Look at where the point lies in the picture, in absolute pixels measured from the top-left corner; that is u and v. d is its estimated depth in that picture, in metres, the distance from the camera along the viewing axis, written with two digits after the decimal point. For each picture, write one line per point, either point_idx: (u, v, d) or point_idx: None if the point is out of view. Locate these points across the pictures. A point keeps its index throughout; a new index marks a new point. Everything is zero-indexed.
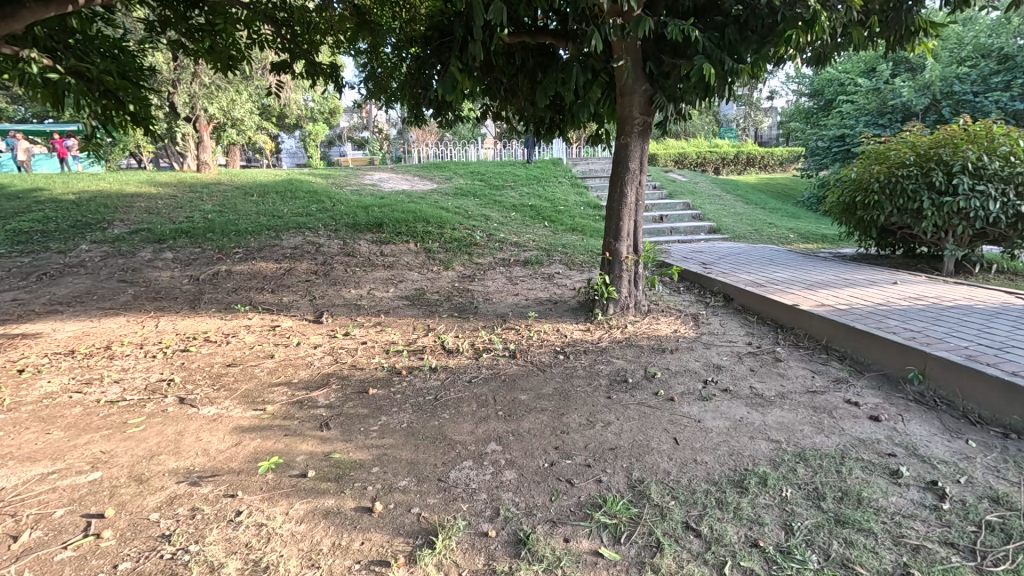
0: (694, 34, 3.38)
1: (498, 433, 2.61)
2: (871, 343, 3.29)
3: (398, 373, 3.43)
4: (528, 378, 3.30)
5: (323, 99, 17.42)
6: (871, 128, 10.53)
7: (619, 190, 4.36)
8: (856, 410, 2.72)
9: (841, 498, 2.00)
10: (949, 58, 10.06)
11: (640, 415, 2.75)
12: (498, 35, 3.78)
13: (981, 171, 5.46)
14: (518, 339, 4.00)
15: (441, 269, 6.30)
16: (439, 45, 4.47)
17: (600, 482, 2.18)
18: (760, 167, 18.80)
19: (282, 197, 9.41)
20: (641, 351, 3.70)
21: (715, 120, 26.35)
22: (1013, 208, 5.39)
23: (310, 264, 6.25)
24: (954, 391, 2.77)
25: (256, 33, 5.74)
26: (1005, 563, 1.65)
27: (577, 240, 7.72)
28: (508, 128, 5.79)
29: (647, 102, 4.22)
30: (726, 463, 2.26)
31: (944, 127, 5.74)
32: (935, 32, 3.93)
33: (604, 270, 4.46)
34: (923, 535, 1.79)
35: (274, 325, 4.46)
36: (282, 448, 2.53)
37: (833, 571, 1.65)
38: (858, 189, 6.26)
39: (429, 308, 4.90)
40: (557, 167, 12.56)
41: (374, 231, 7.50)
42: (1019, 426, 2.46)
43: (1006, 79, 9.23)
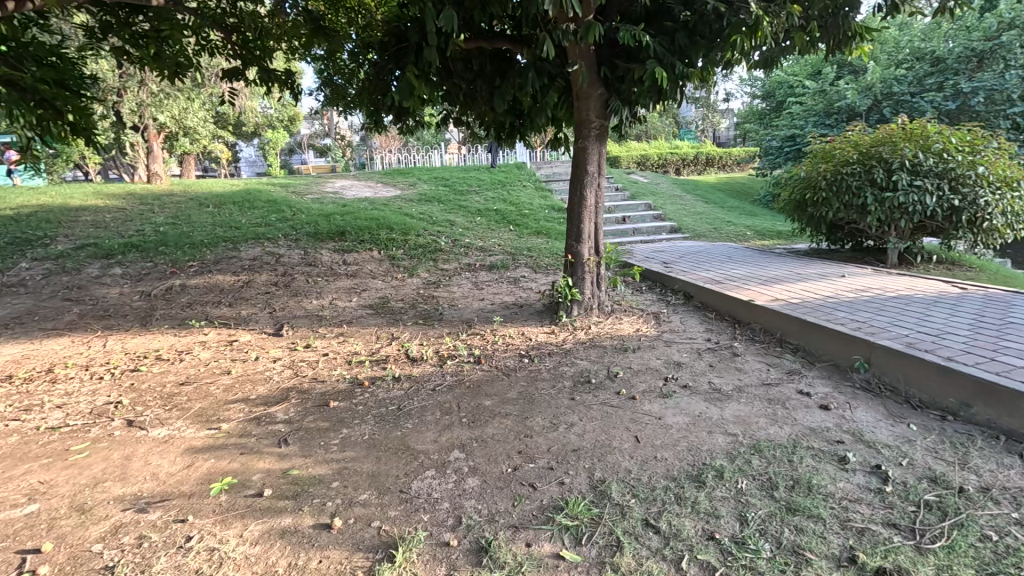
0: (645, 39, 3.46)
1: (461, 440, 2.60)
2: (821, 334, 3.43)
3: (361, 385, 3.36)
4: (492, 383, 3.29)
5: (281, 106, 17.04)
6: (819, 129, 10.94)
7: (579, 193, 4.41)
8: (808, 400, 2.82)
9: (792, 486, 2.06)
10: (888, 61, 10.61)
11: (602, 415, 2.78)
12: (453, 41, 3.78)
13: (918, 167, 5.76)
14: (483, 344, 3.99)
15: (405, 277, 6.23)
16: (396, 50, 4.41)
17: (563, 484, 2.19)
18: (719, 167, 19.35)
19: (240, 207, 9.14)
20: (604, 351, 3.75)
21: (675, 122, 26.99)
22: (948, 202, 5.70)
23: (270, 275, 6.08)
24: (897, 377, 2.91)
25: (205, 39, 5.58)
26: (942, 540, 1.74)
27: (542, 243, 7.78)
28: (469, 133, 5.79)
29: (603, 106, 4.29)
30: (685, 459, 2.31)
31: (884, 126, 6.05)
32: (871, 36, 4.10)
33: (567, 272, 4.49)
34: (867, 518, 1.87)
35: (231, 340, 4.32)
36: (237, 468, 2.45)
37: (784, 559, 1.71)
38: (808, 187, 6.56)
39: (393, 316, 4.84)
40: (521, 171, 12.65)
41: (337, 240, 7.37)
42: (955, 408, 2.60)
43: (939, 80, 9.76)
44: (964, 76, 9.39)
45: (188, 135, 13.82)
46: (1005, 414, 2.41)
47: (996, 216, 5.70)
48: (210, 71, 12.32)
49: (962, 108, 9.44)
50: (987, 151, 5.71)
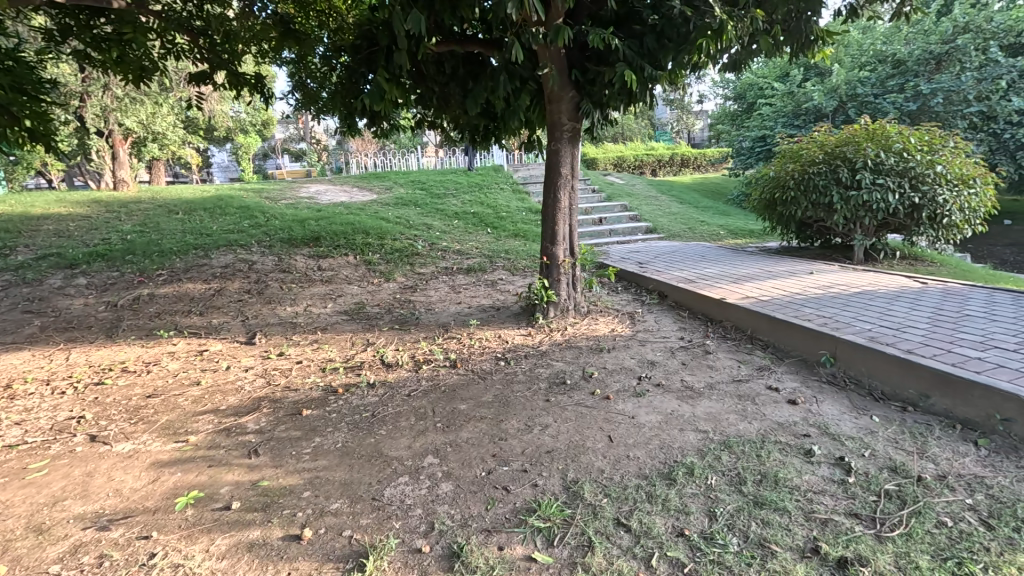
0: (614, 42, 3.49)
1: (435, 446, 2.58)
2: (789, 331, 3.51)
3: (334, 393, 3.31)
4: (468, 387, 3.27)
5: (254, 110, 16.77)
6: (788, 129, 11.19)
7: (553, 195, 4.43)
8: (777, 395, 2.88)
9: (760, 481, 2.10)
10: (852, 63, 10.93)
11: (576, 416, 2.80)
12: (424, 44, 3.75)
13: (880, 166, 5.95)
14: (459, 348, 3.97)
15: (381, 281, 6.18)
16: (368, 53, 4.37)
17: (536, 486, 2.19)
18: (693, 168, 19.69)
19: (211, 213, 8.95)
20: (579, 352, 3.77)
21: (650, 124, 27.36)
22: (909, 200, 5.89)
23: (242, 282, 5.97)
24: (861, 371, 2.99)
25: (170, 42, 5.45)
26: (901, 528, 1.79)
27: (519, 245, 7.79)
28: (444, 137, 5.76)
29: (575, 108, 4.31)
30: (657, 456, 2.34)
31: (848, 127, 6.22)
32: (832, 40, 4.21)
33: (542, 274, 4.50)
34: (831, 509, 1.92)
35: (201, 350, 4.22)
36: (204, 481, 2.39)
37: (751, 552, 1.74)
38: (777, 186, 6.73)
39: (369, 322, 4.80)
40: (499, 174, 12.67)
41: (312, 245, 7.27)
42: (915, 399, 2.69)
43: (900, 82, 10.10)
44: (923, 78, 9.74)
45: (157, 140, 13.49)
46: (960, 404, 2.50)
47: (954, 212, 5.91)
48: (177, 75, 12.05)
49: (922, 109, 9.76)
50: (944, 150, 5.92)
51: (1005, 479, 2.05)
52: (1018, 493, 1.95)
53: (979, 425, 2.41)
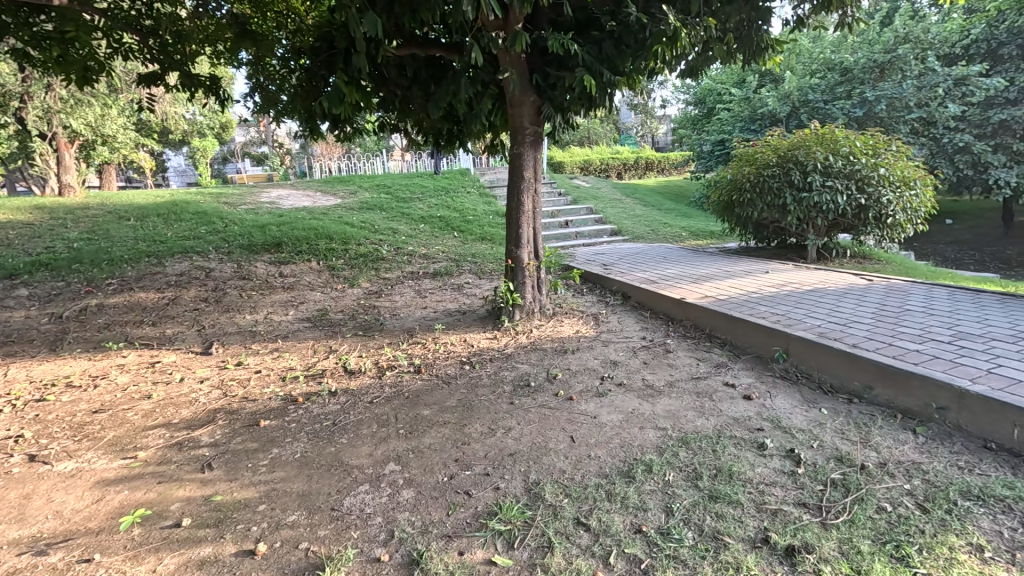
0: (573, 47, 3.54)
1: (397, 453, 2.55)
2: (746, 328, 3.62)
3: (294, 402, 3.23)
4: (431, 392, 3.24)
5: (211, 113, 16.23)
6: (745, 133, 11.57)
7: (516, 198, 4.44)
8: (733, 392, 2.96)
9: (715, 475, 2.16)
10: (803, 70, 11.37)
11: (540, 418, 2.81)
12: (383, 47, 3.72)
13: (830, 169, 6.22)
14: (424, 353, 3.94)
15: (345, 287, 6.07)
16: (327, 56, 4.29)
17: (498, 489, 2.19)
18: (657, 171, 20.12)
19: (165, 219, 8.61)
20: (544, 354, 3.79)
21: (615, 128, 27.82)
22: (856, 201, 6.18)
23: (199, 290, 5.76)
24: (811, 365, 3.11)
25: (117, 41, 5.20)
26: (844, 515, 1.87)
27: (486, 249, 7.79)
28: (408, 141, 5.71)
29: (536, 112, 4.33)
30: (618, 455, 2.37)
31: (799, 131, 6.47)
32: (781, 49, 4.35)
33: (507, 277, 4.51)
34: (781, 500, 1.98)
35: (153, 361, 4.04)
36: (152, 499, 2.29)
37: (705, 545, 1.78)
38: (734, 188, 6.97)
39: (332, 329, 4.70)
40: (466, 177, 12.65)
41: (273, 251, 7.08)
42: (860, 391, 2.81)
43: (847, 89, 10.57)
44: (868, 85, 10.22)
45: (106, 144, 12.89)
46: (901, 395, 2.63)
47: (898, 213, 6.22)
48: (126, 75, 11.55)
49: (868, 115, 10.16)
50: (887, 153, 6.23)
51: (939, 464, 2.16)
52: (951, 477, 2.06)
53: (918, 414, 2.54)
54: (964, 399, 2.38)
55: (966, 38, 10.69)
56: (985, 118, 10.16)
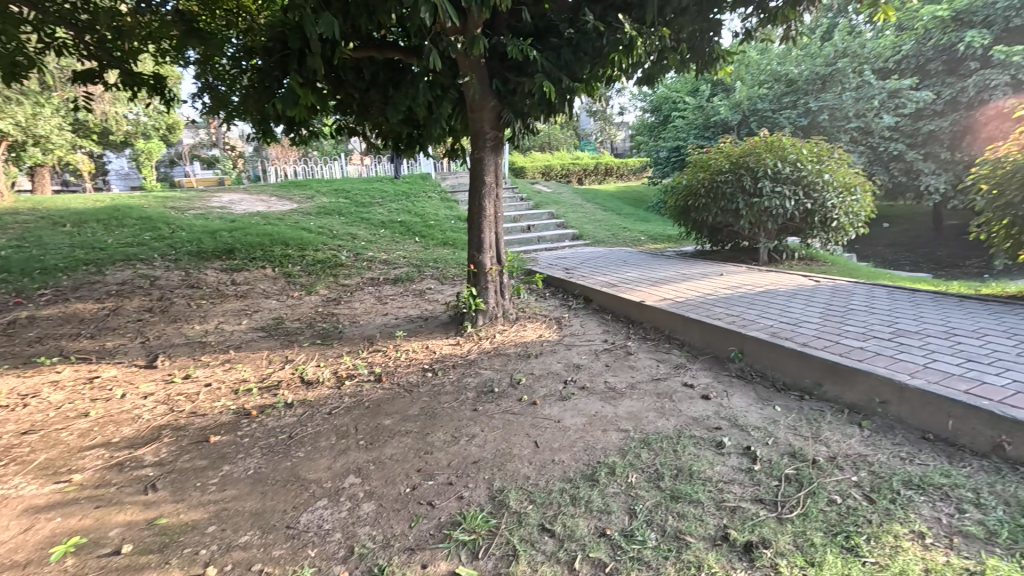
0: (532, 53, 3.56)
1: (357, 465, 2.47)
2: (703, 329, 3.73)
3: (247, 416, 3.09)
4: (393, 401, 3.17)
5: (156, 113, 15.48)
6: (699, 140, 11.95)
7: (478, 203, 4.42)
8: (692, 392, 3.03)
9: (676, 475, 2.20)
10: (752, 80, 11.88)
11: (504, 424, 2.78)
12: (339, 49, 3.63)
13: (779, 175, 6.50)
14: (384, 361, 3.85)
15: (302, 295, 5.88)
16: (281, 57, 4.13)
17: (462, 498, 2.16)
18: (617, 176, 20.54)
19: (105, 225, 8.12)
20: (507, 359, 3.77)
21: (576, 134, 28.24)
22: (803, 205, 6.50)
23: (143, 299, 5.44)
24: (765, 364, 3.24)
25: (50, 36, 4.86)
26: (798, 509, 1.93)
27: (448, 254, 7.72)
28: (367, 145, 5.60)
29: (496, 117, 4.33)
30: (581, 459, 2.38)
31: (749, 139, 6.74)
32: (732, 60, 4.50)
33: (470, 282, 4.47)
34: (739, 496, 2.04)
35: (92, 377, 3.78)
36: (89, 525, 2.13)
37: (668, 546, 1.80)
38: (690, 193, 7.21)
39: (289, 338, 4.54)
40: (427, 182, 12.54)
41: (224, 258, 6.79)
42: (810, 388, 2.94)
43: (793, 99, 11.10)
44: (811, 97, 10.79)
45: (39, 145, 12.06)
46: (847, 390, 2.76)
47: (841, 216, 6.56)
48: (60, 72, 10.86)
49: (812, 124, 10.75)
50: (830, 160, 6.56)
51: (883, 455, 2.27)
52: (894, 467, 2.17)
53: (862, 408, 2.67)
54: (904, 393, 2.51)
55: (898, 54, 11.45)
56: (916, 129, 10.90)
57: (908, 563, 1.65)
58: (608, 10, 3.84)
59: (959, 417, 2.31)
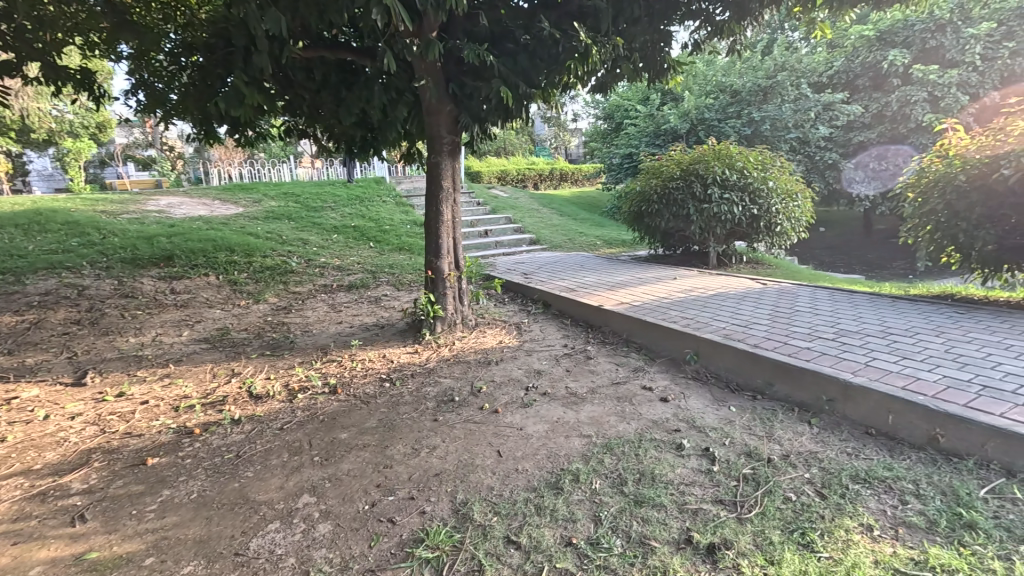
0: (489, 59, 3.54)
1: (311, 483, 2.35)
2: (660, 332, 3.82)
3: (190, 434, 2.89)
4: (349, 414, 3.05)
5: (83, 110, 14.41)
6: (650, 147, 12.21)
7: (435, 208, 4.34)
8: (651, 394, 3.08)
9: (639, 479, 2.21)
10: (699, 91, 12.35)
11: (465, 434, 2.73)
12: (288, 48, 3.49)
13: (726, 182, 6.77)
14: (339, 372, 3.70)
15: (249, 303, 5.59)
16: (224, 55, 3.91)
17: (424, 513, 2.08)
18: (571, 182, 20.86)
19: (24, 231, 7.45)
20: (468, 366, 3.72)
21: (531, 140, 28.47)
22: (750, 211, 6.79)
23: (69, 311, 5.02)
24: (719, 365, 3.35)
25: None
26: (756, 508, 1.99)
27: (404, 260, 7.57)
28: (319, 148, 5.41)
29: (453, 121, 4.28)
30: (545, 467, 2.36)
31: (698, 147, 7.00)
32: (682, 70, 4.63)
33: (427, 288, 4.39)
34: (700, 498, 2.08)
35: (9, 397, 3.43)
36: (4, 565, 1.91)
37: (633, 551, 1.81)
38: (643, 199, 7.41)
39: (235, 349, 4.29)
40: (381, 186, 12.30)
41: (162, 265, 6.37)
42: (762, 387, 3.06)
43: (737, 109, 11.59)
44: (754, 108, 11.33)
45: None
46: (796, 389, 2.89)
47: (784, 221, 6.91)
48: None
49: (755, 134, 11.29)
50: (773, 168, 6.90)
51: (832, 451, 2.38)
52: (842, 463, 2.27)
53: (811, 406, 2.80)
54: (849, 391, 2.65)
55: (830, 69, 12.22)
56: (847, 139, 11.65)
57: (859, 555, 1.72)
58: (564, 17, 3.86)
59: (898, 412, 2.46)
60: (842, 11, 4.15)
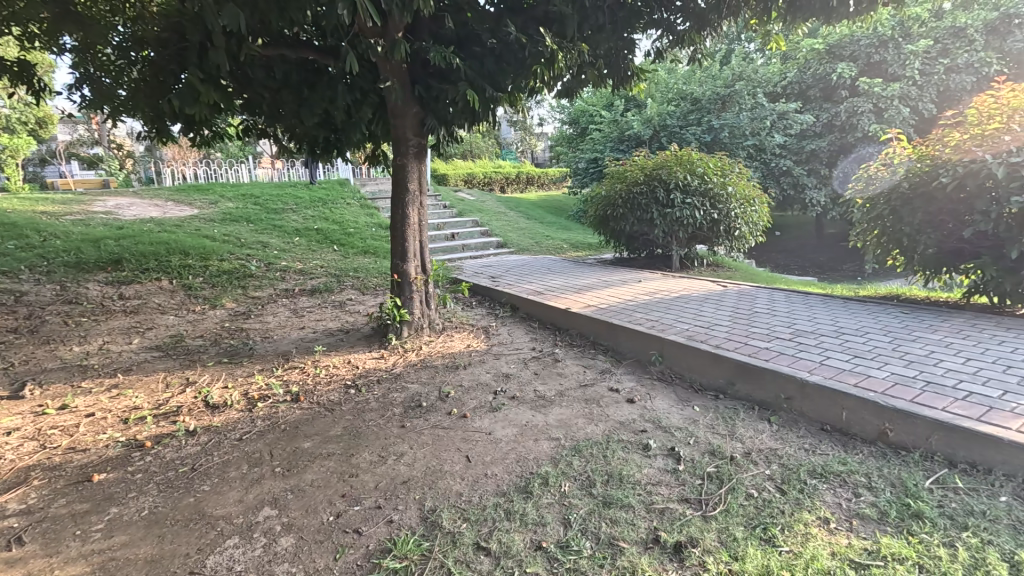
0: (454, 62, 3.52)
1: (272, 495, 2.26)
2: (626, 334, 3.87)
3: (140, 448, 2.74)
4: (313, 422, 2.96)
5: (22, 104, 13.54)
6: (615, 153, 12.45)
7: (401, 211, 4.27)
8: (618, 396, 3.12)
9: (607, 480, 2.24)
10: (662, 98, 12.66)
11: (433, 439, 2.69)
12: (248, 46, 3.37)
13: (688, 187, 6.96)
14: (302, 379, 3.59)
15: (205, 309, 5.37)
16: (178, 50, 3.75)
17: (391, 522, 2.04)
18: (538, 185, 20.99)
19: None
20: (435, 371, 3.67)
21: (498, 143, 28.48)
22: (710, 216, 6.99)
23: (5, 318, 4.69)
24: (683, 366, 3.42)
25: None
26: (720, 505, 2.04)
27: (369, 263, 7.44)
28: (279, 148, 5.25)
29: (419, 124, 4.23)
30: (514, 470, 2.35)
31: (661, 153, 7.18)
32: (645, 77, 4.73)
33: (393, 292, 4.31)
34: (667, 498, 2.11)
35: None
36: None
37: (603, 553, 1.82)
38: (609, 203, 7.53)
39: (190, 357, 4.11)
40: (345, 188, 12.06)
41: (110, 269, 6.04)
42: (724, 387, 3.15)
43: (698, 117, 11.93)
44: (713, 115, 11.70)
45: None
46: (756, 388, 2.99)
47: (743, 225, 7.15)
48: None
49: (715, 141, 11.65)
50: (732, 174, 7.13)
51: (790, 448, 2.46)
52: (800, 459, 2.36)
53: (770, 404, 2.89)
54: (805, 390, 2.76)
55: (783, 80, 12.75)
56: (800, 147, 12.17)
57: (817, 548, 1.78)
58: (530, 22, 3.87)
59: (851, 409, 2.57)
60: (795, 24, 4.31)
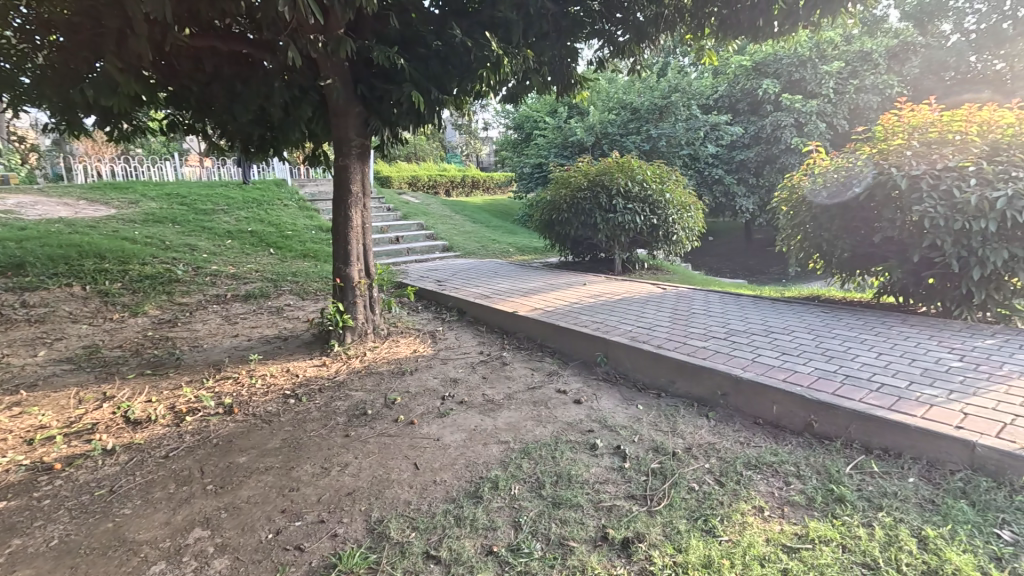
0: (399, 62, 3.47)
1: (204, 514, 2.11)
2: (572, 337, 3.94)
3: (48, 470, 2.48)
4: (249, 435, 2.80)
5: None
6: (559, 158, 12.65)
7: (343, 213, 4.14)
8: (566, 397, 3.17)
9: (556, 481, 2.26)
10: (603, 106, 13.03)
11: (379, 448, 2.61)
12: (174, 35, 3.15)
13: (629, 193, 7.20)
14: (236, 391, 3.38)
15: (124, 316, 4.96)
16: (92, 37, 3.45)
17: (335, 537, 1.96)
18: (483, 189, 20.99)
19: None
20: (380, 377, 3.57)
21: (442, 146, 28.21)
22: (650, 221, 7.27)
23: None
24: (627, 366, 3.53)
25: None
26: (664, 500, 2.11)
27: (309, 267, 7.15)
28: (208, 145, 4.94)
29: (362, 124, 4.12)
30: (463, 476, 2.33)
31: (603, 160, 7.38)
32: (587, 85, 4.83)
33: (336, 297, 4.17)
34: (614, 495, 2.16)
35: None
36: None
37: (553, 553, 1.84)
38: (554, 208, 7.65)
39: (106, 369, 3.77)
40: (281, 188, 11.52)
41: (10, 275, 5.44)
42: (665, 385, 3.27)
43: (637, 125, 12.37)
44: (652, 124, 12.16)
45: None
46: (695, 386, 3.13)
47: (680, 230, 7.48)
48: None
49: (653, 149, 12.12)
50: (670, 181, 7.45)
51: (727, 441, 2.59)
52: (736, 452, 2.49)
53: (708, 401, 3.04)
54: (740, 386, 2.92)
55: (715, 94, 13.48)
56: (731, 158, 12.88)
57: (753, 536, 1.88)
58: (475, 26, 3.86)
59: (780, 403, 2.75)
60: (725, 41, 4.54)
